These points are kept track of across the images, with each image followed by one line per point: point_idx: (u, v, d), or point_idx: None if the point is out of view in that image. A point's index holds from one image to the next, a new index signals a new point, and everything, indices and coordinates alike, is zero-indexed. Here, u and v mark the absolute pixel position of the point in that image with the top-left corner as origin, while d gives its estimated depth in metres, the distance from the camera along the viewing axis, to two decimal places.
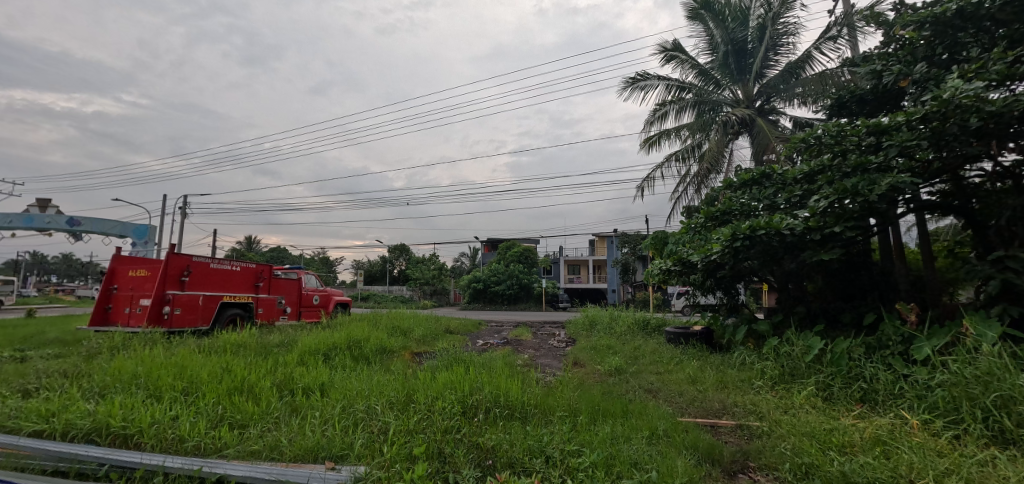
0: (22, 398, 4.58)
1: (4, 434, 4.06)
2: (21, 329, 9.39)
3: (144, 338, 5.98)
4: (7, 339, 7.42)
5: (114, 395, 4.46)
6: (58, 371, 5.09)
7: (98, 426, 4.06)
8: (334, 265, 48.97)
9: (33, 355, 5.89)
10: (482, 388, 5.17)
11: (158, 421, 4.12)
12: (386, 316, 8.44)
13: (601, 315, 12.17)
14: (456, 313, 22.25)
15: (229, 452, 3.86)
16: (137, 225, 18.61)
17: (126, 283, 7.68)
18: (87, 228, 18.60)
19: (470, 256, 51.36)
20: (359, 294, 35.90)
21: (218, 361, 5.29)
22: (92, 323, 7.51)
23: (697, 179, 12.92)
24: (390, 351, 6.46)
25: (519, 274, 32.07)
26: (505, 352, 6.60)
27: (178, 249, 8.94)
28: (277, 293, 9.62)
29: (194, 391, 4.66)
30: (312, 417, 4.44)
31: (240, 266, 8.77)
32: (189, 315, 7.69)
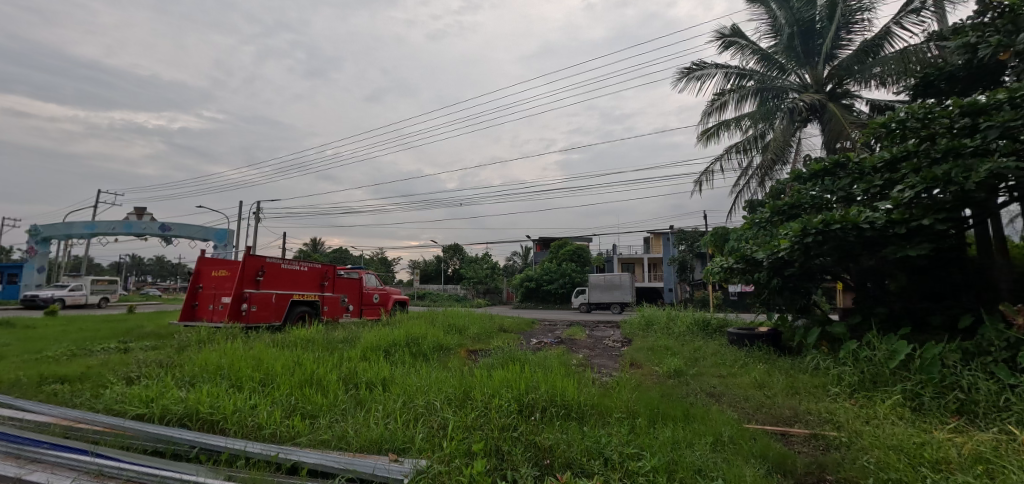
0: (128, 384, 5.15)
1: (113, 416, 4.56)
2: (125, 323, 10.53)
3: (225, 333, 6.49)
4: (114, 332, 8.36)
5: (202, 384, 4.87)
6: (156, 361, 5.65)
7: (189, 411, 4.45)
8: (392, 265, 51.07)
9: (134, 347, 6.58)
10: (538, 387, 5.13)
11: (239, 409, 4.46)
12: (442, 315, 8.63)
13: (657, 315, 11.76)
14: (510, 312, 22.43)
15: (302, 440, 4.10)
16: (217, 229, 20.33)
17: (209, 282, 8.38)
18: (175, 233, 20.55)
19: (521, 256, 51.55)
20: (415, 293, 37.21)
21: (290, 355, 5.64)
22: (182, 318, 8.29)
23: (760, 171, 12.13)
24: (447, 348, 6.59)
25: (571, 273, 31.76)
26: (560, 351, 6.53)
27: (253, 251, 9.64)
28: (340, 291, 10.12)
29: (270, 382, 4.99)
30: (375, 411, 4.61)
31: (307, 266, 9.31)
32: (264, 312, 8.27)
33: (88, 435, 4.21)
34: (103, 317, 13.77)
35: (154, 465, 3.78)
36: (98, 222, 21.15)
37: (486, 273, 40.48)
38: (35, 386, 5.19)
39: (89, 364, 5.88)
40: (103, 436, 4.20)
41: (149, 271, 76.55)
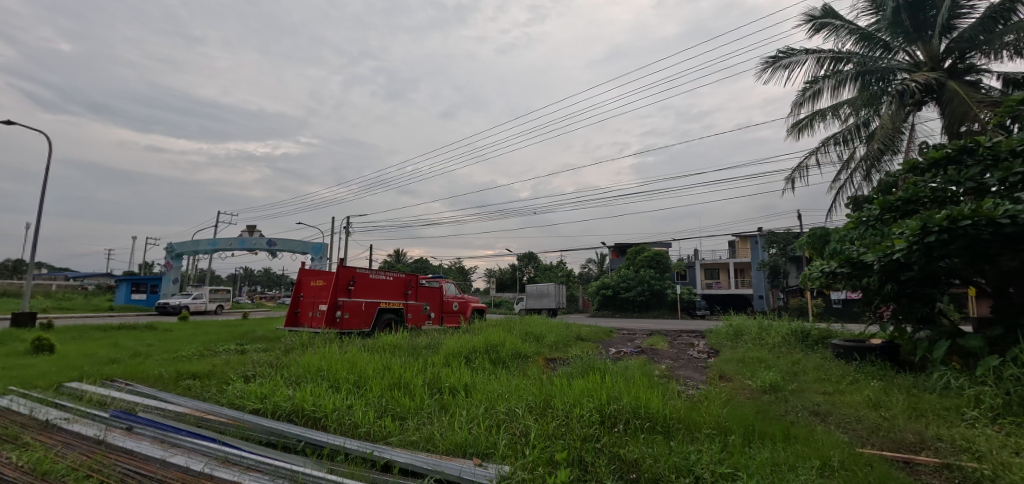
0: (246, 381, 5.81)
1: (234, 409, 5.15)
2: (242, 327, 11.92)
3: (322, 337, 7.09)
4: (233, 335, 9.52)
5: (306, 383, 5.35)
6: (267, 362, 6.32)
7: (296, 408, 4.91)
8: (469, 273, 52.83)
9: (249, 349, 7.41)
10: (621, 398, 4.98)
11: (338, 408, 4.82)
12: (519, 322, 8.70)
13: (747, 325, 10.90)
14: (589, 320, 22.13)
15: (393, 440, 4.34)
16: (315, 243, 22.35)
17: (309, 291, 9.24)
18: (280, 247, 22.94)
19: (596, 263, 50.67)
20: (492, 300, 38.19)
21: (380, 359, 6.02)
22: (287, 324, 9.23)
23: (865, 163, 10.85)
24: (525, 356, 6.63)
25: (649, 280, 30.56)
26: (642, 361, 6.29)
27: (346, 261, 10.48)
28: (423, 299, 10.63)
29: (364, 384, 5.35)
30: (460, 415, 4.74)
31: (393, 276, 9.91)
32: (355, 319, 8.97)
33: (216, 425, 4.80)
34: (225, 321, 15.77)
35: (269, 456, 4.21)
36: (219, 239, 24.25)
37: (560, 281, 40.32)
38: (174, 380, 6.05)
39: (214, 363, 6.73)
40: (228, 426, 4.76)
41: (258, 282, 86.26)
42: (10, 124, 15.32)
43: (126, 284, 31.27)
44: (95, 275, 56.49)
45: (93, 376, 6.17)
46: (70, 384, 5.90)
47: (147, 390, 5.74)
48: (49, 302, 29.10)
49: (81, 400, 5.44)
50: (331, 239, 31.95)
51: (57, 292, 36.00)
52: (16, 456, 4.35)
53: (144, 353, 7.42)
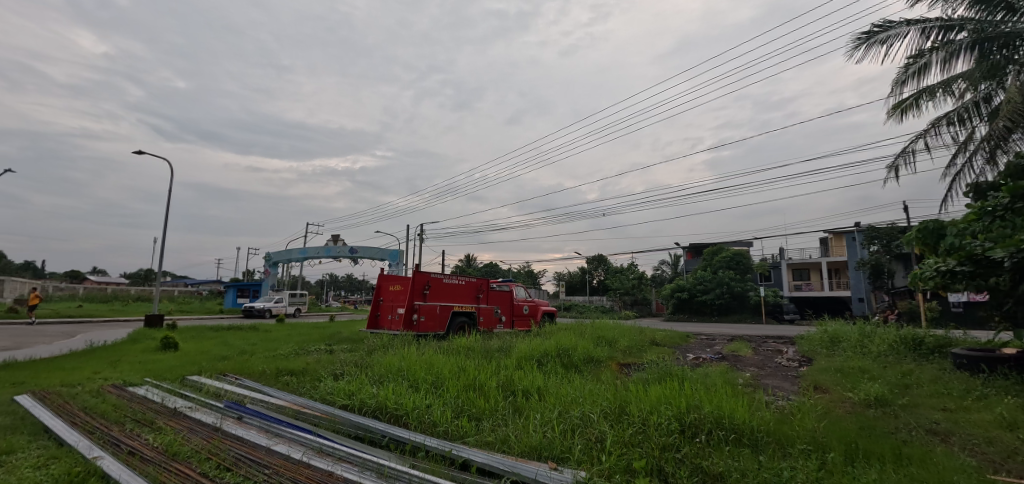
0: (335, 378, 6.29)
1: (326, 404, 5.60)
2: (330, 329, 12.92)
3: (401, 339, 7.48)
4: (323, 336, 10.34)
5: (388, 382, 5.67)
6: (353, 361, 6.79)
7: (380, 405, 5.23)
8: (538, 277, 53.02)
9: (336, 349, 8.01)
10: (702, 406, 4.73)
11: (417, 406, 5.06)
12: (590, 327, 8.57)
13: (846, 331, 9.85)
14: (664, 325, 21.21)
15: (470, 440, 4.47)
16: (392, 250, 23.68)
17: (388, 295, 9.81)
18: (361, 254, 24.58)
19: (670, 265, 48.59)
20: (561, 304, 37.99)
21: (455, 360, 6.23)
22: (369, 326, 9.84)
23: (988, 144, 9.39)
24: (597, 360, 6.52)
25: (729, 281, 28.75)
26: (723, 368, 5.93)
27: (421, 267, 10.98)
28: (493, 303, 10.85)
29: (441, 385, 5.57)
30: (534, 418, 4.77)
31: (465, 280, 10.22)
32: (431, 322, 9.38)
33: (311, 418, 5.24)
34: (314, 323, 17.15)
35: (358, 449, 4.52)
36: (308, 247, 26.55)
37: (632, 284, 39.11)
38: (275, 376, 6.71)
39: (307, 361, 7.36)
40: (321, 420, 5.18)
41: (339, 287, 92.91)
42: (140, 154, 17.80)
43: (232, 289, 34.85)
44: (206, 282, 64.07)
45: (210, 370, 7.02)
46: (191, 377, 6.75)
47: (252, 384, 6.41)
48: (174, 306, 33.58)
49: (201, 391, 6.21)
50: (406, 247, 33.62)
51: (180, 297, 41.45)
52: (153, 438, 5.07)
53: (249, 351, 8.29)
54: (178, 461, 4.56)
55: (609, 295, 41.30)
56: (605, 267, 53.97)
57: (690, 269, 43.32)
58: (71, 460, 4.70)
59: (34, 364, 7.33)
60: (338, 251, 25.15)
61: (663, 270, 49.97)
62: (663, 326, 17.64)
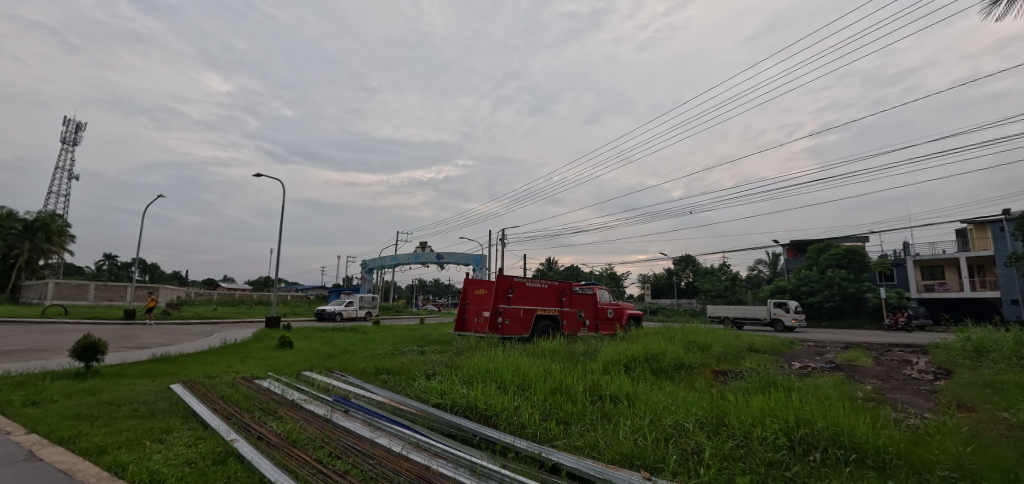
0: (427, 378, 6.66)
1: (420, 401, 5.93)
2: (421, 331, 13.67)
3: (487, 342, 7.70)
4: (415, 337, 10.97)
5: (477, 383, 5.87)
6: (444, 362, 7.12)
7: (471, 405, 5.43)
8: (621, 279, 51.59)
9: (427, 350, 8.47)
10: (815, 421, 4.28)
11: (506, 407, 5.18)
12: (680, 331, 8.14)
13: (998, 340, 8.31)
14: (766, 330, 19.53)
15: (559, 443, 4.46)
16: (475, 255, 24.51)
17: (474, 298, 10.19)
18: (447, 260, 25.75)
19: (769, 264, 44.62)
20: (647, 307, 36.62)
21: (541, 363, 6.29)
22: (456, 329, 10.31)
23: None
24: (689, 367, 6.20)
25: (840, 282, 25.73)
26: (838, 379, 5.31)
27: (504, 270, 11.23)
28: (577, 306, 10.75)
29: (528, 387, 5.65)
30: (624, 425, 4.65)
31: (547, 283, 10.26)
32: (515, 325, 9.63)
33: (407, 415, 5.60)
34: (406, 325, 18.30)
35: (451, 446, 4.73)
36: (398, 254, 28.40)
37: (724, 286, 36.86)
38: (374, 374, 7.26)
39: (402, 361, 7.86)
40: (417, 417, 5.50)
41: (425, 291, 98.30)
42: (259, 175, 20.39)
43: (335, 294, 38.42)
44: (312, 288, 70.79)
45: (320, 367, 7.77)
46: (305, 372, 7.53)
47: (356, 381, 6.98)
48: (288, 309, 37.70)
49: (313, 385, 6.90)
50: (489, 250, 34.49)
51: (292, 301, 46.38)
52: (277, 425, 5.74)
53: (351, 350, 9.03)
54: (297, 448, 5.11)
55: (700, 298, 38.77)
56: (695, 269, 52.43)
57: (792, 268, 39.31)
58: (214, 441, 5.48)
59: (183, 358, 8.65)
60: (425, 257, 26.60)
61: (760, 271, 45.85)
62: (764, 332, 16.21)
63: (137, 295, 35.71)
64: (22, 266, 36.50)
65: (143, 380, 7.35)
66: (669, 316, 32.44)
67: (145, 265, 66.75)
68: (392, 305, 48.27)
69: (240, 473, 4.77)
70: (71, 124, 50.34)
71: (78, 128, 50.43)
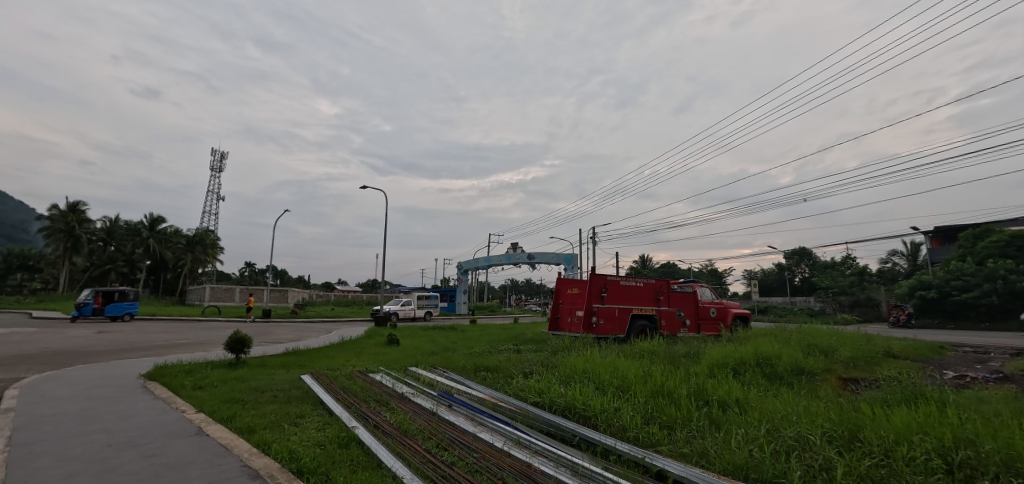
0: (525, 376, 6.80)
1: (519, 399, 6.09)
2: (515, 330, 14.02)
3: (582, 342, 7.67)
4: (511, 336, 11.26)
5: (575, 383, 5.87)
6: (539, 361, 7.22)
7: (569, 405, 5.45)
8: (723, 276, 48.10)
9: (522, 349, 8.67)
10: (980, 442, 3.62)
11: (606, 409, 5.12)
12: (797, 333, 7.37)
13: None
14: (908, 334, 16.89)
15: (663, 449, 4.29)
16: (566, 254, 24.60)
17: (566, 297, 10.21)
18: (539, 259, 26.10)
19: (907, 257, 38.63)
20: (754, 306, 33.67)
21: (639, 364, 6.11)
22: (550, 328, 10.39)
23: None
24: (810, 373, 5.61)
25: (1006, 275, 21.43)
26: (1012, 394, 4.43)
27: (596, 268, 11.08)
28: (676, 304, 10.27)
29: (627, 389, 5.52)
30: (735, 434, 4.34)
31: (643, 281, 9.93)
32: (610, 324, 9.50)
33: (507, 411, 5.78)
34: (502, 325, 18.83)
35: (552, 445, 4.79)
36: (491, 256, 29.40)
37: (848, 282, 32.55)
38: (474, 371, 7.60)
39: (499, 359, 8.13)
40: (516, 414, 5.65)
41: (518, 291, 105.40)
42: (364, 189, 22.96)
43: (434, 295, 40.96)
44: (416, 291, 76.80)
45: (424, 363, 8.32)
46: (412, 368, 8.12)
47: (457, 377, 7.37)
48: None
49: (419, 380, 7.42)
50: (580, 249, 34.18)
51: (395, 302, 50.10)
52: (390, 416, 6.26)
53: (451, 348, 9.53)
54: (409, 437, 5.53)
55: (820, 295, 34.66)
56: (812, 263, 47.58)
57: (939, 259, 33.52)
58: (340, 426, 6.14)
59: (310, 352, 9.82)
60: (516, 258, 27.24)
61: (894, 264, 39.76)
62: (906, 336, 14.05)
63: (269, 297, 41.15)
64: (187, 274, 44.05)
65: (280, 370, 8.49)
66: (780, 316, 29.48)
67: (275, 270, 76.85)
68: (486, 305, 49.89)
69: (362, 456, 5.29)
70: (216, 153, 59.39)
71: (223, 157, 59.44)
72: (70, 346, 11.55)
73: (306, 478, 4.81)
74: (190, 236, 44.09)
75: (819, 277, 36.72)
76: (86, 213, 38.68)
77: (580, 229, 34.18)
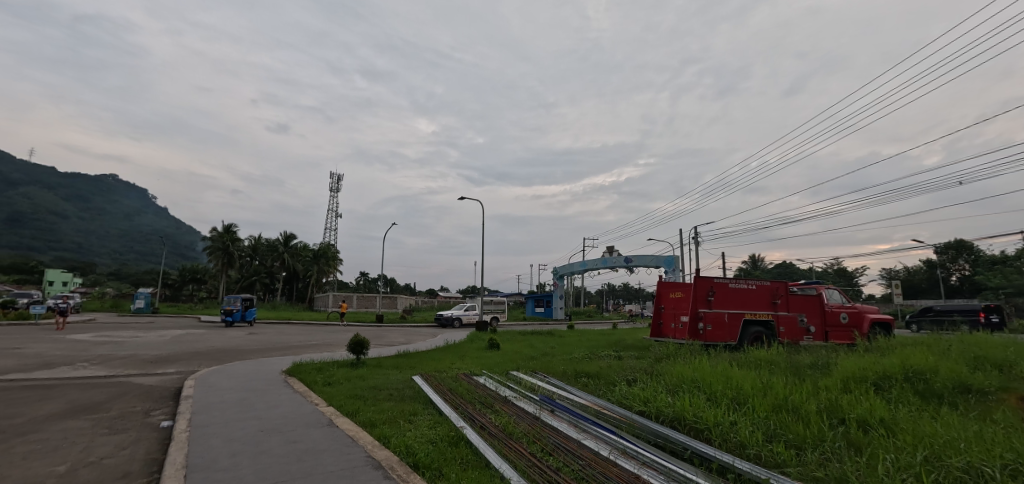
0: (628, 383, 6.64)
1: (623, 407, 5.95)
2: (614, 336, 13.73)
3: (689, 349, 7.28)
4: (610, 342, 11.03)
5: (684, 393, 5.59)
6: (642, 368, 7.00)
7: (678, 416, 5.19)
8: (853, 275, 42.30)
9: (623, 355, 8.46)
10: None
11: (721, 422, 4.79)
12: (957, 343, 6.25)
13: None
14: None
15: (791, 471, 3.87)
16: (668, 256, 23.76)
17: (668, 302, 9.84)
18: (637, 262, 25.37)
19: None
20: (896, 311, 29.08)
21: (757, 375, 5.64)
22: (652, 334, 10.07)
23: None
24: (979, 391, 4.74)
25: None
26: None
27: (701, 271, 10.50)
28: (796, 309, 9.28)
29: (744, 402, 5.11)
30: (882, 460, 3.79)
31: (756, 284, 9.15)
32: (719, 331, 8.90)
33: (611, 419, 5.68)
34: (601, 330, 18.62)
35: (661, 457, 4.60)
36: (587, 261, 29.21)
37: None
38: (575, 377, 7.59)
39: (600, 365, 8.02)
40: (622, 423, 5.53)
41: (617, 296, 103.87)
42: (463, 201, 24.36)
43: (529, 300, 41.80)
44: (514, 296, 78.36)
45: (525, 368, 8.51)
46: (513, 372, 8.36)
47: (558, 383, 7.41)
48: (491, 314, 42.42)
49: (521, 384, 7.61)
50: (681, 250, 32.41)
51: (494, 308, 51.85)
52: (495, 418, 6.50)
53: (550, 353, 9.62)
54: (514, 440, 5.70)
55: (988, 297, 28.76)
56: (973, 258, 39.70)
57: None
58: (449, 425, 6.51)
59: (420, 355, 10.55)
60: (612, 262, 26.72)
61: None
62: None
63: (381, 303, 45.12)
64: (314, 284, 50.00)
65: (394, 371, 9.25)
66: (935, 323, 25.12)
67: (384, 277, 84.05)
68: (583, 310, 49.47)
69: (471, 456, 5.56)
70: (334, 175, 66.25)
71: (341, 178, 66.13)
72: (229, 344, 13.76)
73: (423, 472, 5.20)
74: (316, 250, 50.05)
75: (986, 275, 30.61)
76: (236, 233, 45.74)
77: (682, 229, 32.56)
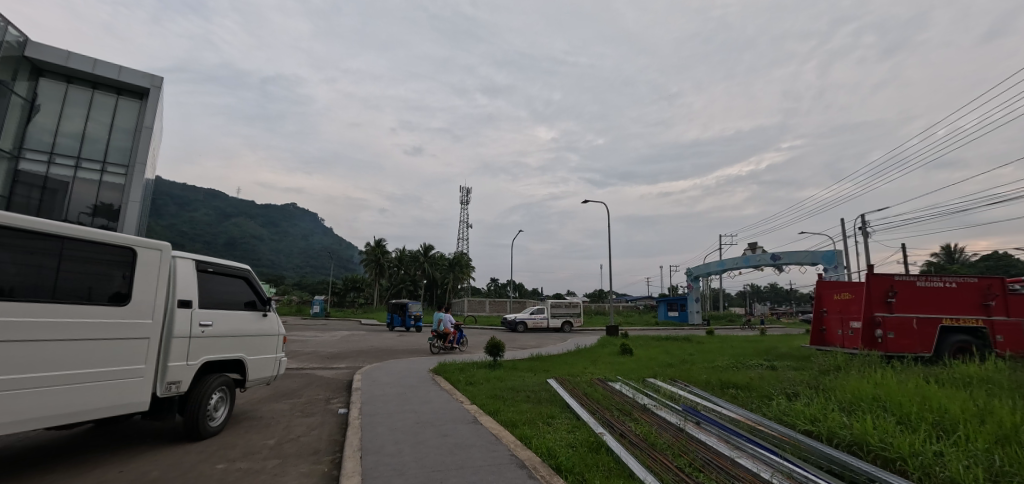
0: (788, 398, 5.98)
1: (785, 425, 5.35)
2: (761, 343, 12.45)
3: (865, 360, 6.27)
4: (758, 350, 10.03)
5: (865, 414, 4.83)
6: (805, 382, 6.24)
7: (859, 441, 4.48)
8: None
9: (778, 366, 7.60)
10: None
11: (920, 453, 4.00)
12: None
13: None
14: None
15: None
16: (826, 252, 20.88)
17: (833, 306, 8.72)
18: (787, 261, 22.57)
19: None
20: None
21: (967, 397, 4.63)
22: (813, 343, 9.00)
23: None
24: None
25: None
26: None
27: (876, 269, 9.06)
28: (1020, 313, 7.42)
29: (953, 431, 4.21)
30: None
31: (956, 282, 7.56)
32: (905, 340, 7.52)
33: (771, 439, 5.13)
34: (746, 337, 16.91)
35: None
36: (727, 260, 26.96)
37: None
38: (721, 388, 7.07)
39: (750, 376, 7.35)
40: (784, 443, 4.97)
41: (760, 296, 92.51)
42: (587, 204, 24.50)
43: (665, 303, 39.65)
44: (642, 299, 75.20)
45: (663, 376, 8.20)
46: (650, 380, 8.13)
47: (702, 393, 6.98)
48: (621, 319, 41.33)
49: (660, 392, 7.34)
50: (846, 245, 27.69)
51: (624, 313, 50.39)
52: (634, 426, 6.38)
53: (689, 361, 9.08)
54: (658, 452, 5.51)
55: None
56: None
57: None
58: (587, 431, 6.56)
59: (552, 358, 10.83)
60: (755, 261, 24.20)
61: None
62: None
63: (511, 307, 47.24)
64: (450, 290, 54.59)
65: (528, 373, 9.64)
66: None
67: (512, 283, 87.96)
68: (723, 314, 45.21)
69: (613, 463, 5.53)
70: (465, 190, 71.01)
71: (470, 191, 70.91)
72: (385, 345, 15.79)
73: (566, 475, 5.33)
74: (451, 258, 54.97)
75: None
76: (383, 245, 52.29)
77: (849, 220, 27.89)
